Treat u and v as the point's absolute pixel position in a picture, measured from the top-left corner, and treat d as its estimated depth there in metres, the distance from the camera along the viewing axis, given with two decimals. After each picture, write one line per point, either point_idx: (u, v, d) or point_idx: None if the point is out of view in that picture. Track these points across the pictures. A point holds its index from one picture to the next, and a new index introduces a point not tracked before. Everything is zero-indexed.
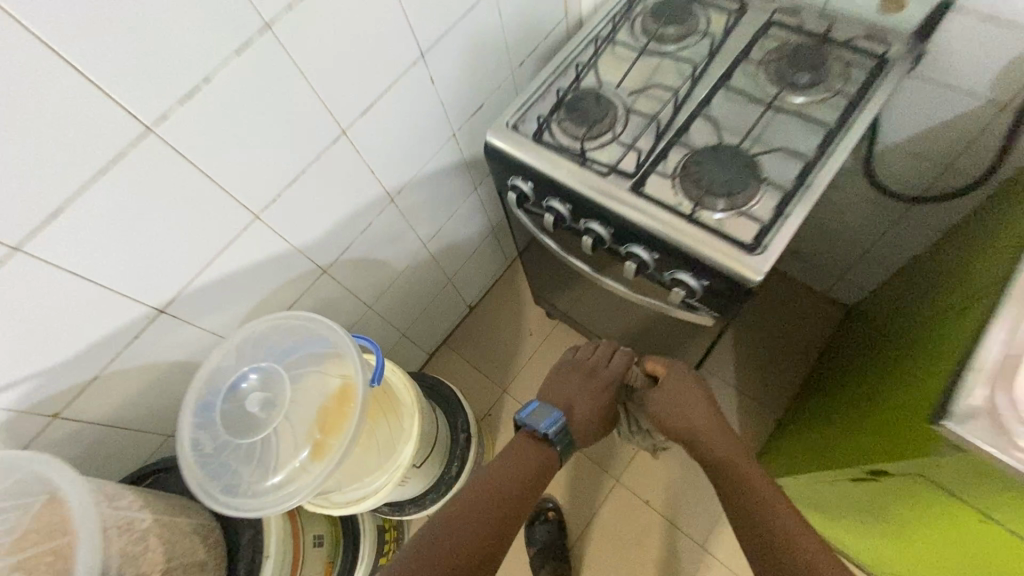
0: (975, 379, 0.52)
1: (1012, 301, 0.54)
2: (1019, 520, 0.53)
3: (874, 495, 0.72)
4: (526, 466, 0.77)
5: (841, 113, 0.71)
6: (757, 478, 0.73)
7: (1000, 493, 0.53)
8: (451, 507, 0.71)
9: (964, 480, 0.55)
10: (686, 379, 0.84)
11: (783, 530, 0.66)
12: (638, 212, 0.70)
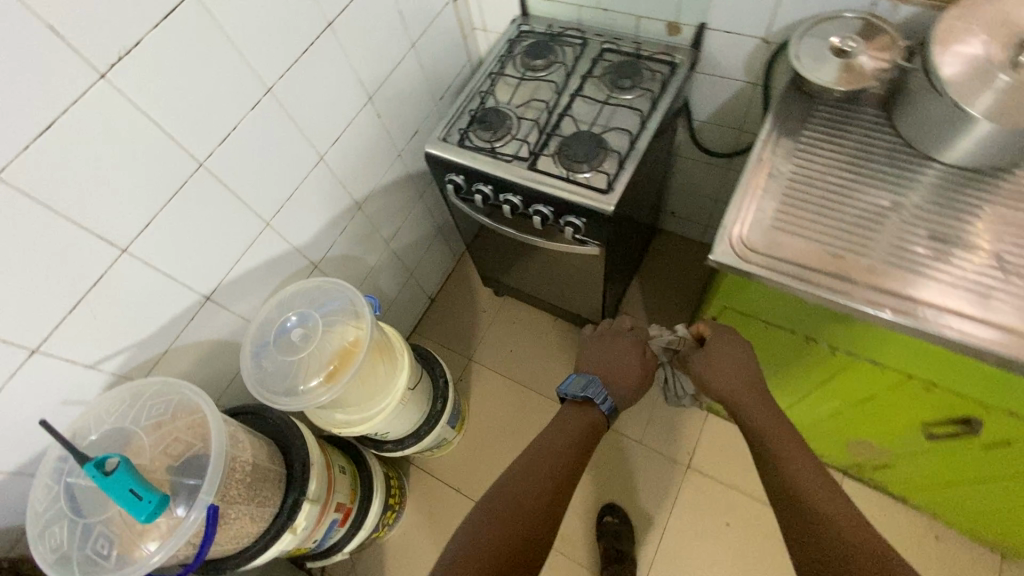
0: (725, 230, 0.85)
1: (744, 187, 0.89)
2: (819, 323, 0.86)
3: (749, 345, 1.05)
4: (574, 430, 0.97)
5: (651, 102, 1.10)
6: (782, 432, 0.87)
7: (813, 313, 0.85)
8: (523, 466, 0.90)
9: (786, 311, 0.88)
10: (731, 341, 0.96)
11: (792, 463, 0.82)
12: (534, 181, 1.05)
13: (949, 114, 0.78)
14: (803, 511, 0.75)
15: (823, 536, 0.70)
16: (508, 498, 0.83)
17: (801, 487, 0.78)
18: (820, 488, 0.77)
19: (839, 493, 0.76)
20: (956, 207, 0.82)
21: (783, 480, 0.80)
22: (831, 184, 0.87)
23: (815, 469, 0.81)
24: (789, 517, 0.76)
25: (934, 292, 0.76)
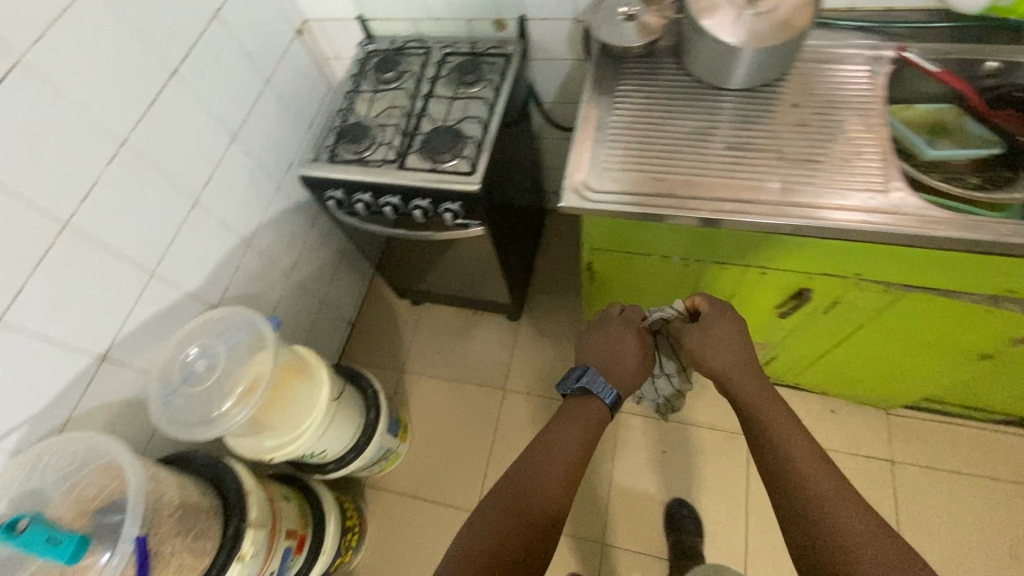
0: (570, 179, 0.97)
1: (580, 139, 1.02)
2: (664, 237, 1.00)
3: (626, 284, 1.17)
4: (578, 433, 0.84)
5: (494, 89, 1.23)
6: (778, 410, 0.80)
7: (660, 232, 0.99)
8: (524, 474, 0.78)
9: (639, 237, 1.02)
10: (726, 315, 0.90)
11: (790, 443, 0.75)
12: (405, 179, 1.14)
13: (716, 47, 0.95)
14: (801, 498, 0.69)
15: (826, 528, 0.65)
16: (506, 522, 0.71)
17: (798, 470, 0.72)
18: (812, 467, 0.71)
19: (836, 470, 0.71)
20: (746, 119, 0.99)
21: (779, 463, 0.74)
22: (647, 123, 1.02)
23: (810, 444, 0.75)
24: (788, 505, 0.70)
25: (739, 189, 0.91)
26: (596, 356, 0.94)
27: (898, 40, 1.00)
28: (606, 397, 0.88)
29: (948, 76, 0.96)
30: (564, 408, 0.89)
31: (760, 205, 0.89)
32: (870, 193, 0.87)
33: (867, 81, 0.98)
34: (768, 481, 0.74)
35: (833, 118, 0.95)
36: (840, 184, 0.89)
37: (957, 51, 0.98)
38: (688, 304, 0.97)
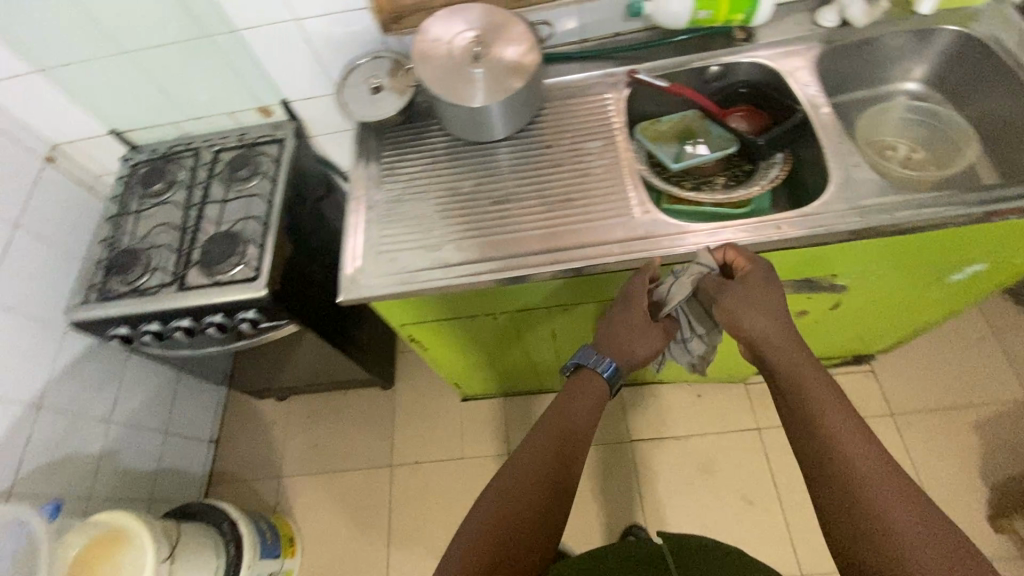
0: (346, 266, 0.93)
1: (351, 221, 0.98)
2: (461, 301, 0.99)
3: (448, 340, 1.16)
4: (583, 403, 0.86)
5: (272, 182, 1.17)
6: (821, 386, 0.73)
7: (453, 299, 0.98)
8: (530, 455, 0.80)
9: (433, 306, 1.00)
10: (768, 283, 0.79)
11: (835, 432, 0.69)
12: (186, 299, 1.05)
13: (461, 111, 0.95)
14: (844, 501, 0.64)
15: (868, 539, 0.60)
16: (524, 501, 0.74)
17: (847, 466, 0.66)
18: (863, 465, 0.65)
19: (890, 466, 0.65)
20: (510, 167, 1.01)
21: (825, 457, 0.68)
22: (415, 194, 1.00)
23: (857, 430, 0.68)
24: (833, 505, 0.65)
25: (509, 243, 0.93)
26: (608, 329, 0.89)
27: (629, 64, 1.06)
28: (604, 368, 0.87)
29: (676, 89, 1.03)
30: (567, 386, 0.89)
31: (530, 257, 0.91)
32: (625, 219, 0.91)
33: (608, 109, 1.04)
34: (810, 472, 0.69)
35: (584, 150, 0.99)
36: (598, 217, 0.92)
37: (680, 63, 1.05)
38: (718, 257, 0.84)
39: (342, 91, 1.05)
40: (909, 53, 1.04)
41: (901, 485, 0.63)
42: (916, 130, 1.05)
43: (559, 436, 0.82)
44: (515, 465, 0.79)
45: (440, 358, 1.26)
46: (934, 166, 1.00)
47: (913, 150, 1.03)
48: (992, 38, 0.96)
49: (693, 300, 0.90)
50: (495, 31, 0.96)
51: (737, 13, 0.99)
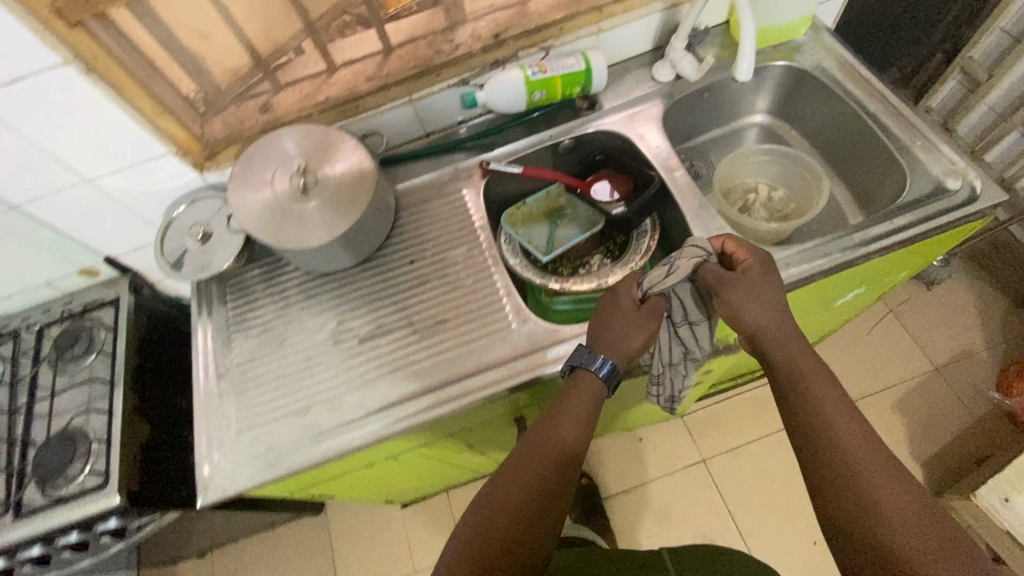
0: (200, 464, 0.79)
1: (199, 405, 0.84)
2: (356, 462, 0.86)
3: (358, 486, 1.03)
4: (573, 410, 0.73)
5: (109, 357, 1.01)
6: (828, 391, 0.67)
7: (345, 463, 0.84)
8: (513, 481, 0.69)
9: (326, 475, 0.86)
10: (768, 279, 0.73)
11: (845, 445, 0.62)
12: (25, 531, 0.88)
13: (303, 251, 0.85)
14: (865, 530, 0.58)
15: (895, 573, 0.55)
16: (503, 532, 0.65)
17: (863, 482, 0.60)
18: (881, 483, 0.59)
19: (905, 482, 0.60)
20: (371, 297, 0.90)
21: (841, 473, 0.61)
22: (270, 349, 0.87)
23: (864, 442, 0.62)
24: (851, 532, 0.59)
25: (382, 390, 0.82)
26: (604, 321, 0.76)
27: (479, 152, 1.01)
28: (599, 368, 0.73)
29: (529, 172, 0.98)
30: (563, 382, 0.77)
31: (410, 403, 0.80)
32: (503, 333, 0.84)
33: (468, 207, 0.97)
34: (822, 493, 0.62)
35: (449, 259, 0.91)
36: (475, 337, 0.84)
37: (530, 143, 1.01)
38: (716, 247, 0.78)
39: (160, 249, 0.91)
40: (747, 90, 1.05)
41: (921, 508, 0.58)
42: (769, 170, 1.05)
43: (545, 457, 0.70)
44: (497, 490, 0.69)
45: (358, 496, 1.13)
46: (780, 220, 1.01)
47: (770, 190, 1.05)
48: (818, 67, 0.97)
49: (687, 286, 0.77)
50: (323, 156, 0.87)
51: (573, 87, 0.96)
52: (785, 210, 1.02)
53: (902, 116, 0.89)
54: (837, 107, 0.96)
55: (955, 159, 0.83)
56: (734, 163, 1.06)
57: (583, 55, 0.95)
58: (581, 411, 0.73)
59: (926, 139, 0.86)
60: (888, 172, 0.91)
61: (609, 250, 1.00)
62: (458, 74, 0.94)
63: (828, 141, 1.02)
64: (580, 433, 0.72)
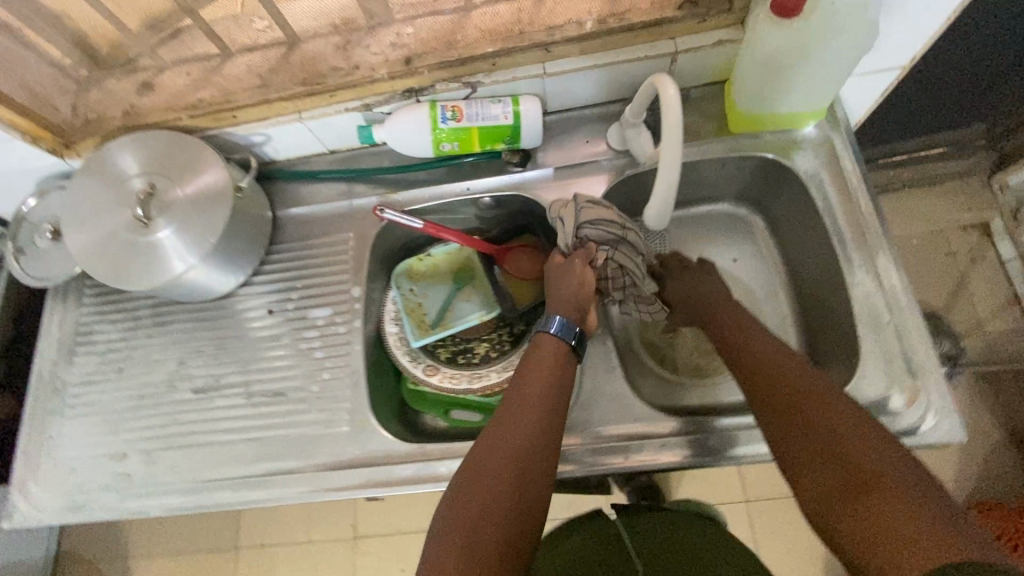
0: (14, 491, 0.77)
1: (30, 421, 0.81)
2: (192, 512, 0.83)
3: None
4: (547, 366, 0.65)
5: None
6: (778, 355, 0.63)
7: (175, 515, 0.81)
8: (490, 446, 0.58)
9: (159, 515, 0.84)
10: (705, 270, 0.79)
11: (807, 427, 0.55)
12: None
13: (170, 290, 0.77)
14: (853, 507, 0.50)
15: (887, 551, 0.46)
16: (498, 481, 0.55)
17: (837, 449, 0.53)
18: (852, 449, 0.52)
19: (879, 433, 0.53)
20: (218, 346, 0.81)
21: (813, 459, 0.54)
22: (106, 376, 0.82)
23: (833, 409, 0.55)
24: (839, 509, 0.51)
25: (201, 459, 0.76)
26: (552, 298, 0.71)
27: (383, 190, 0.86)
28: (551, 326, 0.68)
29: (432, 229, 0.82)
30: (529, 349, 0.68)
31: (223, 482, 0.75)
32: (337, 429, 0.75)
33: (348, 256, 0.83)
34: (803, 481, 0.54)
35: (310, 321, 0.81)
36: (307, 426, 0.76)
37: (440, 192, 0.84)
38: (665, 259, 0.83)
39: (11, 246, 0.82)
40: (726, 176, 0.84)
41: (897, 455, 0.51)
42: None
43: (527, 409, 0.61)
44: (474, 458, 0.58)
45: None
46: (659, 368, 0.86)
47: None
48: (814, 181, 0.75)
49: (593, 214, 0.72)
50: (175, 180, 0.75)
51: (497, 141, 0.78)
52: (694, 364, 0.86)
53: (886, 282, 0.70)
54: (818, 239, 0.76)
55: (918, 366, 0.66)
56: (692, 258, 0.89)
57: (516, 103, 0.75)
58: (558, 361, 0.65)
59: (899, 327, 0.68)
60: (844, 344, 0.73)
61: (501, 339, 0.85)
62: (358, 98, 0.76)
63: (801, 269, 0.83)
64: (562, 380, 0.64)
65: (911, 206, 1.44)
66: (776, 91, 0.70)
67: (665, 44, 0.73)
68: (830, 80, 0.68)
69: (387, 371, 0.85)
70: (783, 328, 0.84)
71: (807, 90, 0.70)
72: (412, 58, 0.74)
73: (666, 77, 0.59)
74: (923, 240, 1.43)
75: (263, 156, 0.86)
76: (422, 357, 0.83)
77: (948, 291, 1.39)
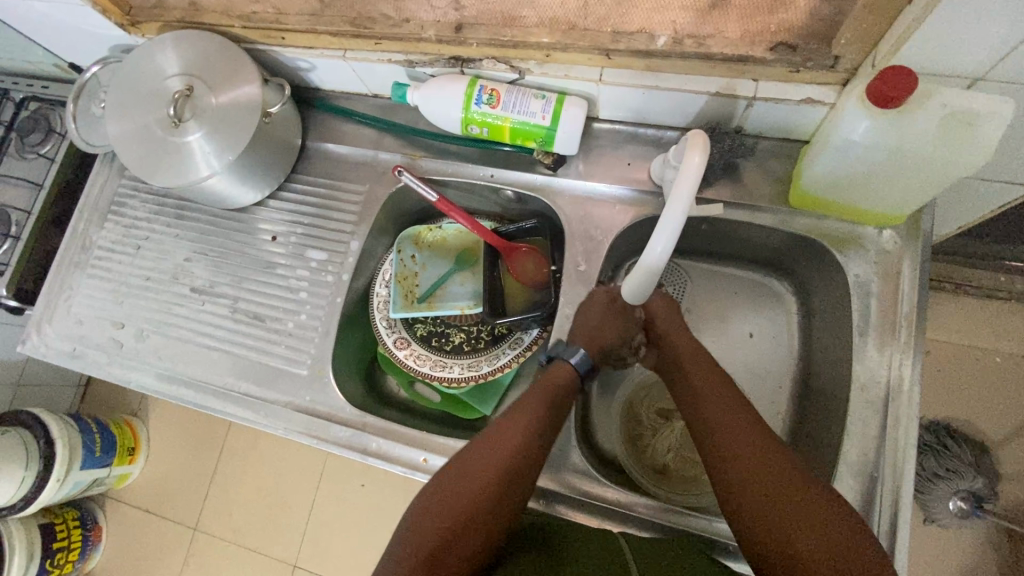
0: (32, 322, 0.88)
1: (59, 268, 0.90)
2: None
3: None
4: (527, 424, 0.61)
5: (47, 163, 1.09)
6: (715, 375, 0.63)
7: None
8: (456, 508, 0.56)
9: None
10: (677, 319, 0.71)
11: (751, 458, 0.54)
12: None
13: (205, 192, 0.80)
14: (762, 506, 0.51)
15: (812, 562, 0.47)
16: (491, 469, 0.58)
17: (739, 450, 0.55)
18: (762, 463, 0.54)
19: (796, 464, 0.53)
20: (220, 255, 0.85)
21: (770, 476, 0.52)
22: (125, 249, 0.89)
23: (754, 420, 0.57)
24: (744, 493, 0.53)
25: (178, 352, 0.82)
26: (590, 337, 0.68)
27: (410, 151, 0.83)
28: (574, 359, 0.67)
29: (443, 206, 0.79)
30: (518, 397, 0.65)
31: (189, 380, 0.80)
32: (296, 370, 0.77)
33: (360, 209, 0.83)
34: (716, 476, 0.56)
35: (304, 259, 0.82)
36: (272, 358, 0.78)
37: (462, 170, 0.80)
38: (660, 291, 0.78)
39: (70, 104, 0.85)
40: (770, 246, 0.75)
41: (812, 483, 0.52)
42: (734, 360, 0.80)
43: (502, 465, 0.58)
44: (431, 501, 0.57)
45: None
46: (624, 451, 0.75)
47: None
48: (860, 289, 0.65)
49: None
50: (211, 86, 0.75)
51: (528, 139, 0.72)
52: (662, 464, 0.73)
53: (891, 430, 0.61)
54: (843, 352, 0.68)
55: (878, 529, 0.59)
56: (705, 343, 0.81)
57: (558, 103, 0.69)
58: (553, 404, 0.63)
59: (883, 484, 0.60)
60: (819, 472, 0.66)
61: (478, 334, 0.83)
62: (402, 52, 0.72)
63: (816, 374, 0.73)
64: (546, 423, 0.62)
65: (1002, 320, 1.25)
66: (849, 180, 0.60)
67: (744, 84, 0.62)
68: (913, 187, 0.58)
69: (363, 327, 0.86)
70: (770, 426, 0.76)
71: (887, 190, 0.59)
72: (463, 27, 0.67)
73: (702, 140, 0.55)
74: (1005, 360, 1.23)
75: (309, 81, 0.85)
76: (400, 328, 0.84)
77: (1010, 426, 1.20)
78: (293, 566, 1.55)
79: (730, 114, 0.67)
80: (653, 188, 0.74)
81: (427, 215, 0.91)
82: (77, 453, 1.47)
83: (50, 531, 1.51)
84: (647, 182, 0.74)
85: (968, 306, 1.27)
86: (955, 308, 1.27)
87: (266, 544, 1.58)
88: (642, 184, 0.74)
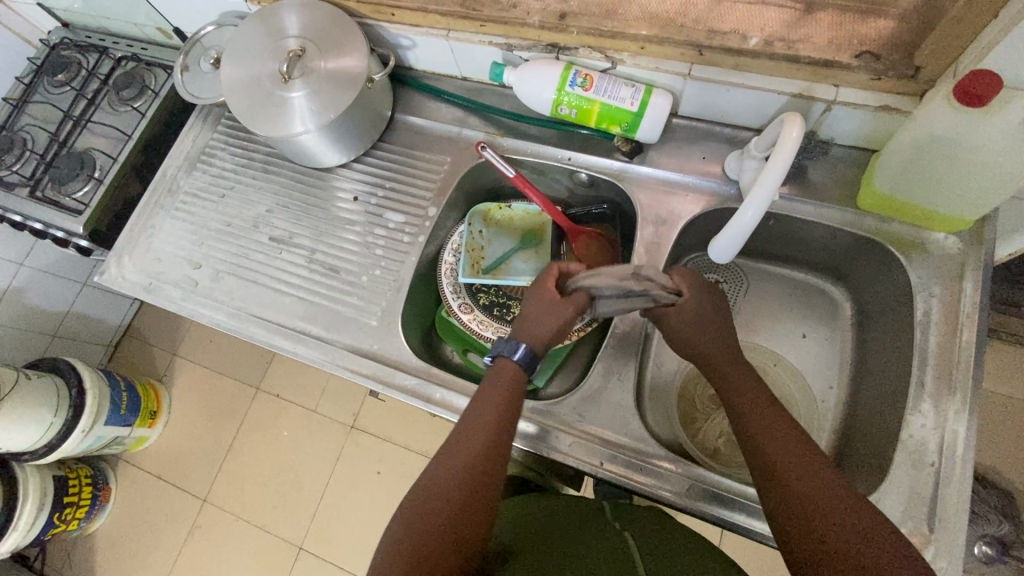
0: (113, 253, 0.92)
1: (144, 206, 0.95)
2: None
3: None
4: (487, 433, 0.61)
5: (137, 116, 1.14)
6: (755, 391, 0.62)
7: None
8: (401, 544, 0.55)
9: None
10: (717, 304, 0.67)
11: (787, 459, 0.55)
12: (29, 209, 1.09)
13: (302, 146, 0.85)
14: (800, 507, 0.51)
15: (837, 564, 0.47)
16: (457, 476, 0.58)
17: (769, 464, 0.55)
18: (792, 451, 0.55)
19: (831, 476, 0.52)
20: (303, 208, 0.90)
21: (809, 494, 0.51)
22: (209, 197, 0.94)
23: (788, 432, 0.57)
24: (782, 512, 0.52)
25: (245, 298, 0.85)
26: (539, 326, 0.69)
27: (494, 131, 0.88)
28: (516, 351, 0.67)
29: (520, 183, 0.83)
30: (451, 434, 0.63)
31: (259, 320, 0.83)
32: (367, 320, 0.81)
33: (441, 179, 0.88)
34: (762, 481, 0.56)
35: (381, 220, 0.87)
36: (343, 307, 0.82)
37: (542, 151, 0.85)
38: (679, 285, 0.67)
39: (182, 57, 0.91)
40: (834, 249, 0.79)
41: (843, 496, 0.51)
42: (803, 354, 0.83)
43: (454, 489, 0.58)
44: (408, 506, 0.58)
45: None
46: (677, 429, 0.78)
47: None
48: (923, 291, 0.68)
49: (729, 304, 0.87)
50: (322, 49, 0.81)
51: (613, 124, 0.77)
52: (713, 447, 0.76)
53: (951, 423, 0.63)
54: (901, 350, 0.70)
55: (934, 515, 0.61)
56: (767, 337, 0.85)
57: (647, 93, 0.74)
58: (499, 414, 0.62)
59: (941, 472, 0.62)
60: (875, 465, 0.67)
61: None
62: (504, 35, 0.78)
63: (871, 374, 0.76)
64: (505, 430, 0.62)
65: None
66: (921, 178, 0.65)
67: (826, 88, 0.68)
68: (978, 188, 0.62)
69: (428, 290, 0.89)
70: (818, 424, 0.79)
71: (956, 190, 0.63)
72: (568, 15, 0.73)
73: (800, 119, 0.61)
74: None
75: (406, 59, 0.92)
76: (464, 294, 0.87)
77: None
78: (297, 547, 1.53)
79: (808, 117, 0.72)
80: (726, 181, 0.78)
81: (498, 195, 0.96)
82: (103, 406, 1.49)
83: (64, 483, 1.51)
84: (721, 176, 0.79)
85: (1004, 355, 1.28)
86: (993, 356, 1.28)
87: (271, 522, 1.56)
88: (716, 178, 0.79)
